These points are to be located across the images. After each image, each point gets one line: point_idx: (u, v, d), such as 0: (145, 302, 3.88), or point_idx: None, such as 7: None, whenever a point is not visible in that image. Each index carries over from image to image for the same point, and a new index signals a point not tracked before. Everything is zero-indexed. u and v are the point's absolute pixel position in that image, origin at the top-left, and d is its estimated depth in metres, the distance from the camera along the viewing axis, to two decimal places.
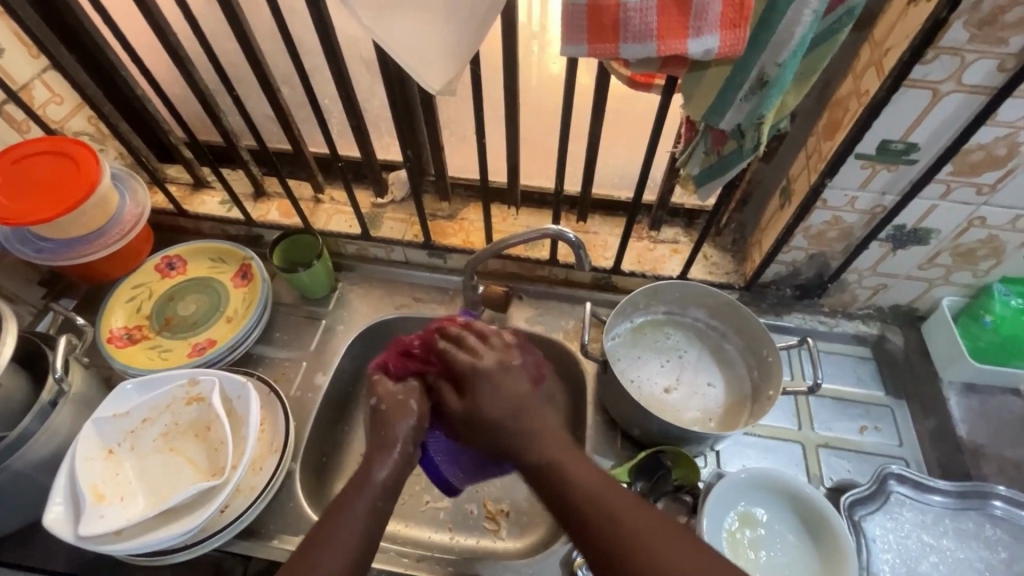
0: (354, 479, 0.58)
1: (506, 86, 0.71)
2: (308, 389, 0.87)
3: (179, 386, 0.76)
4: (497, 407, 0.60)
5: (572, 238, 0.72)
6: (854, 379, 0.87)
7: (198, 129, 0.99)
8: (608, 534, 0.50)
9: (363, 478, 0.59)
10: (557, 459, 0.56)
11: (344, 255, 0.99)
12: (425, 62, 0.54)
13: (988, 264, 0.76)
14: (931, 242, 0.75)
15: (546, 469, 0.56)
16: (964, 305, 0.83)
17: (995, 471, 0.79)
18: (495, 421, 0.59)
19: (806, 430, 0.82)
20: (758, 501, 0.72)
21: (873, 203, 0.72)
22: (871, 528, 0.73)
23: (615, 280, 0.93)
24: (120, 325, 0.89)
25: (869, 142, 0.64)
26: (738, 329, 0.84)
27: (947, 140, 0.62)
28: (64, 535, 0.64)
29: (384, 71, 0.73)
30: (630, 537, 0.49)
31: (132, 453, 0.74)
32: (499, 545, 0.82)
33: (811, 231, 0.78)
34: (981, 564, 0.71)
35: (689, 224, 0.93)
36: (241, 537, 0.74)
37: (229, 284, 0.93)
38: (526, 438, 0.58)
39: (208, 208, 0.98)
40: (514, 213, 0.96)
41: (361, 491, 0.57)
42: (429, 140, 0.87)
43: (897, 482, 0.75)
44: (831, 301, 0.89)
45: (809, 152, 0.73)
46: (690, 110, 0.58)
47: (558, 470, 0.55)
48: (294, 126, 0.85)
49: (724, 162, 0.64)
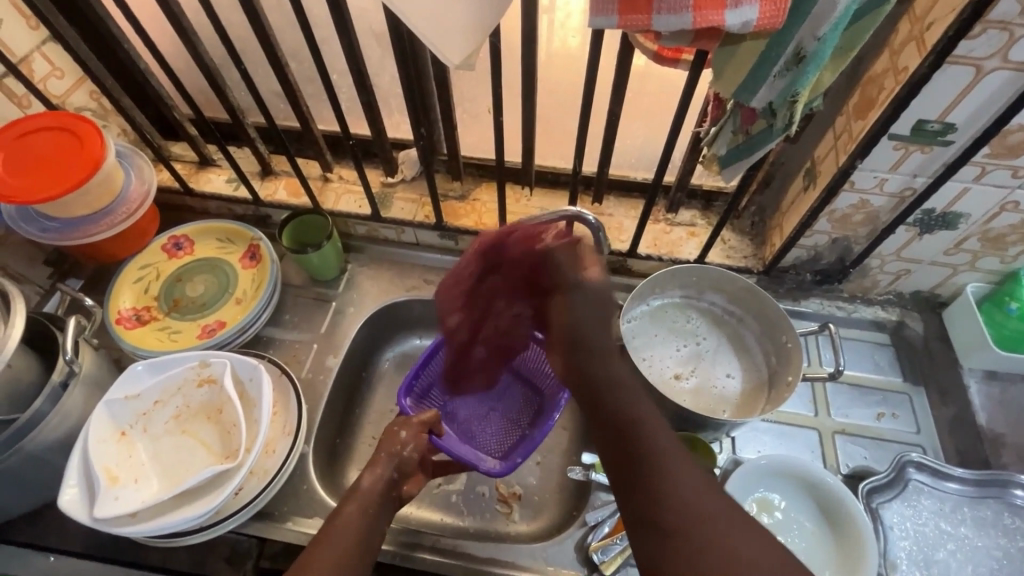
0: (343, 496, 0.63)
1: (524, 64, 0.68)
2: (319, 372, 0.86)
3: (190, 367, 0.75)
4: (577, 302, 0.65)
5: (591, 220, 0.70)
6: (873, 366, 0.85)
7: (203, 106, 0.97)
8: (638, 450, 0.52)
9: (351, 494, 0.63)
10: (624, 392, 0.57)
11: (354, 236, 0.97)
12: (444, 33, 0.51)
13: (1017, 250, 0.74)
14: (960, 227, 0.73)
15: (606, 390, 0.58)
16: (988, 292, 0.81)
17: (1014, 459, 0.78)
18: (580, 325, 0.64)
19: (823, 417, 0.81)
20: (774, 488, 0.72)
21: (902, 186, 0.69)
22: (889, 516, 0.72)
23: (630, 264, 0.91)
24: (127, 306, 0.87)
25: (903, 122, 0.62)
26: (756, 315, 0.82)
27: (987, 120, 0.59)
28: (80, 517, 0.64)
29: (398, 44, 0.70)
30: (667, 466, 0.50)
31: (145, 435, 0.73)
32: (511, 528, 0.82)
33: (836, 214, 0.75)
34: (998, 553, 0.70)
35: (707, 206, 0.91)
36: (255, 519, 0.74)
37: (237, 265, 0.91)
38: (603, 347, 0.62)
39: (214, 186, 0.96)
40: (527, 194, 0.92)
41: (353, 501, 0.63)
42: (442, 116, 0.84)
43: (916, 470, 0.74)
44: (850, 286, 0.87)
45: (837, 133, 0.70)
46: (720, 86, 0.56)
47: (628, 411, 0.55)
48: (302, 102, 0.83)
49: (752, 143, 0.61)
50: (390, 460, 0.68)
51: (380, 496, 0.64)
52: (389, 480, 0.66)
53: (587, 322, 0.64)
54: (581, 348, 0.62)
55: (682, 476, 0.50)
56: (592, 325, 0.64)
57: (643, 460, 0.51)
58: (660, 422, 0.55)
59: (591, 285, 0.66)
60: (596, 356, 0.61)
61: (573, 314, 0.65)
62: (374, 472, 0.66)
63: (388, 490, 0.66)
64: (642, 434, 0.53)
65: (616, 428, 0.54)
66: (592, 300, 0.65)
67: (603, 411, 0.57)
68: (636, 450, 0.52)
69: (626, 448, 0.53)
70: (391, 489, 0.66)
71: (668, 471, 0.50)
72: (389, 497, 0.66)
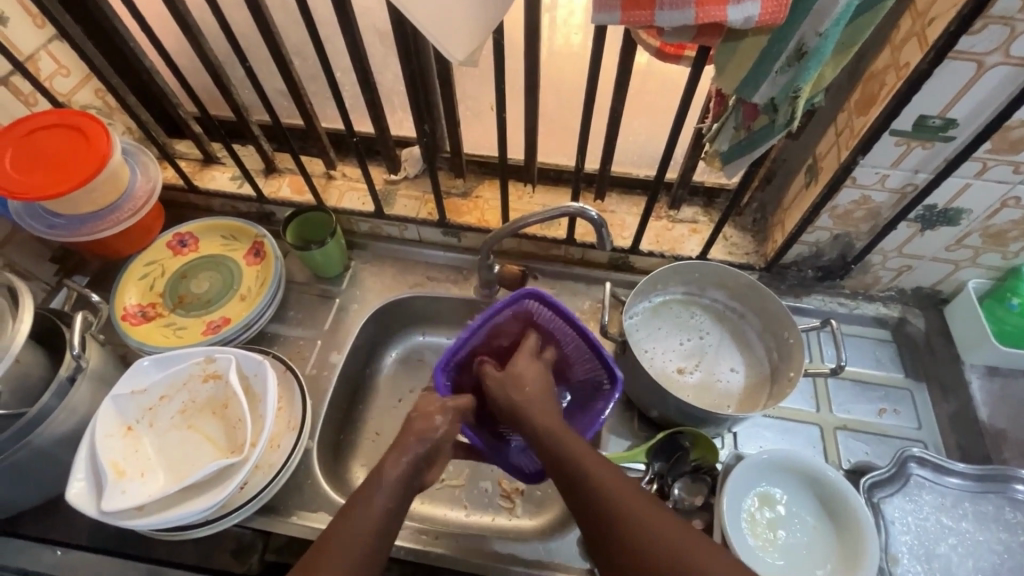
0: (367, 483, 0.60)
1: (527, 61, 0.69)
2: (323, 367, 0.87)
3: (196, 363, 0.76)
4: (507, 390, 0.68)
5: (594, 217, 0.71)
6: (874, 362, 0.86)
7: (208, 104, 0.97)
8: (604, 510, 0.55)
9: (375, 482, 0.60)
10: (574, 449, 0.60)
11: (357, 233, 0.98)
12: (448, 30, 0.52)
13: (1018, 246, 0.74)
14: (961, 223, 0.73)
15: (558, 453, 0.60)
16: (990, 288, 0.81)
17: (1015, 455, 0.78)
18: (521, 406, 0.67)
19: (824, 413, 0.82)
20: (776, 482, 0.72)
21: (904, 182, 0.70)
22: (890, 511, 0.73)
23: (632, 260, 0.91)
24: (133, 302, 0.88)
25: (904, 118, 0.62)
26: (758, 311, 0.83)
27: (988, 116, 0.60)
28: (88, 510, 0.65)
29: (401, 41, 0.71)
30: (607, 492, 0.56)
31: (151, 430, 0.74)
32: (513, 523, 0.83)
33: (837, 210, 0.76)
34: (999, 547, 0.70)
35: (709, 203, 0.91)
36: (260, 513, 0.75)
37: (242, 262, 0.92)
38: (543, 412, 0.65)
39: (218, 183, 0.96)
40: (530, 191, 0.92)
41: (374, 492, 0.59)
42: (444, 113, 0.85)
43: (917, 465, 0.74)
44: (852, 283, 0.88)
45: (839, 129, 0.70)
46: (722, 82, 0.56)
47: (565, 453, 0.60)
48: (306, 100, 0.83)
49: (754, 139, 0.62)
50: (416, 444, 0.64)
51: (402, 481, 0.61)
52: (413, 466, 0.63)
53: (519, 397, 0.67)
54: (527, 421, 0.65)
55: (649, 526, 0.52)
56: (529, 403, 0.66)
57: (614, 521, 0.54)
58: (591, 456, 0.60)
59: (519, 367, 0.70)
60: (540, 418, 0.64)
61: (509, 402, 0.68)
62: (400, 457, 0.62)
63: (411, 477, 0.62)
64: (604, 493, 0.56)
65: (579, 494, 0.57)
66: (519, 376, 0.69)
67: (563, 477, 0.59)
68: (603, 511, 0.55)
69: (595, 512, 0.55)
70: (413, 476, 0.63)
71: (633, 525, 0.53)
72: (411, 484, 0.62)
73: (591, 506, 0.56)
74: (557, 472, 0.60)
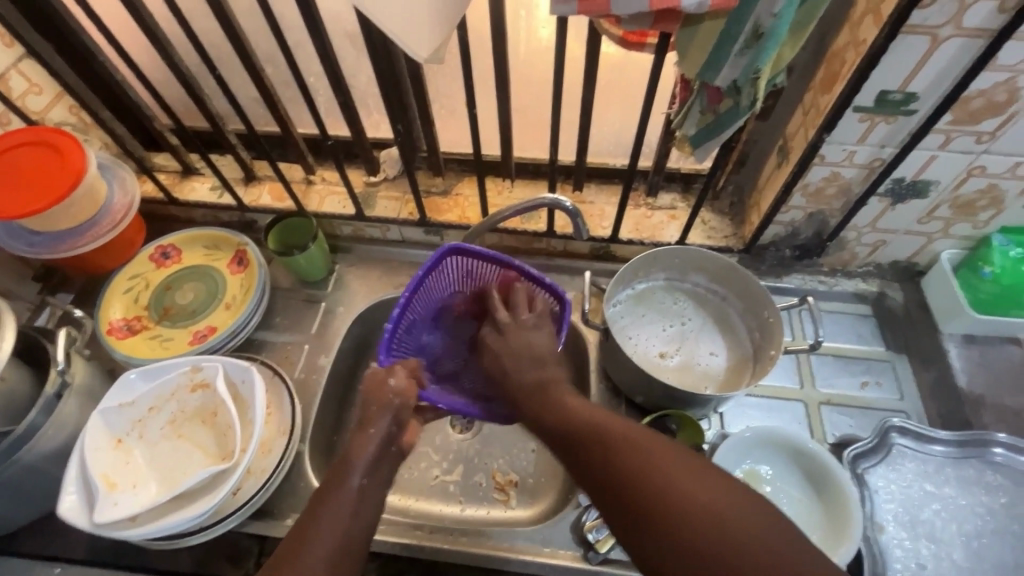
0: (337, 467, 0.59)
1: (495, 56, 0.69)
2: (312, 371, 0.87)
3: (182, 373, 0.76)
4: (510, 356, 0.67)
5: (568, 207, 0.72)
6: (855, 337, 0.87)
7: (182, 115, 0.97)
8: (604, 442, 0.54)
9: (346, 465, 0.59)
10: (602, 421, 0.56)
11: (340, 237, 0.98)
12: (411, 29, 0.53)
13: (988, 215, 0.76)
14: (930, 194, 0.74)
15: (578, 425, 0.57)
16: (963, 258, 0.83)
17: (995, 419, 0.80)
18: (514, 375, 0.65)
19: (808, 389, 0.83)
20: (762, 459, 0.73)
21: (871, 157, 0.71)
22: (874, 480, 0.74)
23: (613, 249, 0.92)
24: (118, 317, 0.88)
25: (866, 93, 0.63)
26: (738, 292, 0.84)
27: (946, 88, 0.61)
28: (80, 523, 0.65)
29: (369, 43, 0.71)
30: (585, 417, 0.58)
31: (141, 441, 0.74)
32: (509, 514, 0.83)
33: (809, 188, 0.77)
34: (982, 510, 0.72)
35: (686, 189, 0.92)
36: (255, 518, 0.75)
37: (225, 271, 0.92)
38: (554, 386, 0.63)
39: (199, 194, 0.97)
40: (509, 186, 0.93)
41: (347, 477, 0.58)
42: (418, 113, 0.85)
43: (899, 435, 0.75)
44: (830, 260, 0.89)
45: (806, 108, 0.71)
46: (684, 67, 0.57)
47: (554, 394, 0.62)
48: (280, 106, 0.83)
49: (720, 122, 0.62)
50: (384, 417, 0.63)
51: (373, 459, 0.60)
52: (386, 438, 0.62)
53: (533, 371, 0.64)
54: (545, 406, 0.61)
55: (628, 445, 0.53)
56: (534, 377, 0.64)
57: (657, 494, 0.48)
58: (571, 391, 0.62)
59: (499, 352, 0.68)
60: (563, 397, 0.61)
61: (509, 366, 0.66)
62: (369, 436, 0.61)
63: (387, 444, 0.62)
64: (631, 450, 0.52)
65: (602, 462, 0.53)
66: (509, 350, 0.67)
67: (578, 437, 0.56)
68: (634, 471, 0.51)
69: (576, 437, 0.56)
70: (387, 449, 0.62)
71: (685, 493, 0.48)
72: (386, 458, 0.62)
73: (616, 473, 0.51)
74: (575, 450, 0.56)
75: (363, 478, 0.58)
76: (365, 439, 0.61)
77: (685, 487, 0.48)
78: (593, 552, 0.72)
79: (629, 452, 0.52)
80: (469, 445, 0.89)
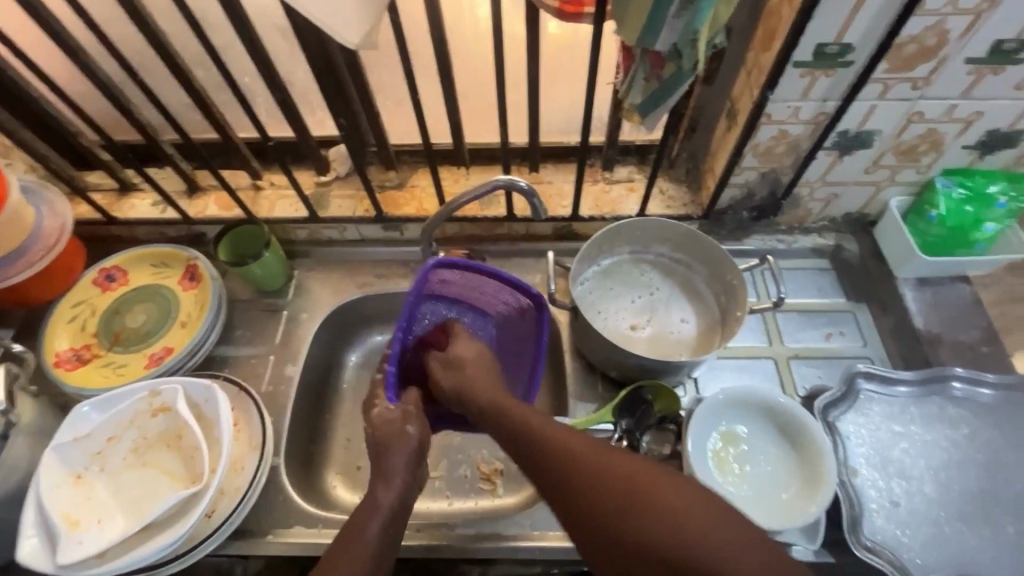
0: (361, 509, 0.57)
1: (433, 40, 0.67)
2: (279, 382, 0.84)
3: (140, 399, 0.72)
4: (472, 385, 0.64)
5: (524, 187, 0.71)
6: (817, 291, 0.89)
7: (113, 129, 0.92)
8: (575, 463, 0.50)
9: (370, 508, 0.58)
10: (576, 443, 0.51)
11: (296, 241, 0.95)
12: (336, 14, 0.50)
13: (930, 159, 0.78)
14: (875, 144, 0.76)
15: (551, 450, 0.52)
16: (911, 203, 0.85)
17: (951, 355, 0.82)
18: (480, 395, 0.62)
19: (776, 345, 0.85)
20: (738, 420, 0.75)
21: (815, 111, 0.72)
22: (845, 427, 0.76)
23: (575, 227, 0.91)
24: (65, 347, 0.84)
25: (804, 48, 0.64)
26: (701, 258, 0.84)
27: (880, 37, 0.62)
28: (44, 567, 0.62)
29: (299, 35, 0.68)
30: (555, 436, 0.53)
31: (103, 474, 0.71)
32: (498, 503, 0.83)
33: (759, 148, 0.77)
34: (946, 443, 0.75)
35: (642, 160, 0.92)
36: (235, 538, 0.73)
37: (177, 288, 0.88)
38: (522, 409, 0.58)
39: (140, 211, 0.92)
40: (465, 173, 0.91)
41: (371, 517, 0.57)
42: (362, 107, 0.82)
43: (865, 380, 0.78)
44: (787, 218, 0.90)
45: (749, 69, 0.72)
46: (624, 34, 0.56)
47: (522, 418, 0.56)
48: (215, 111, 0.79)
49: (665, 88, 0.62)
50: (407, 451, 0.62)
51: (396, 506, 0.58)
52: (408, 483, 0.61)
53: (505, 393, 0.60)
54: (513, 428, 0.56)
55: (600, 463, 0.49)
56: (507, 400, 0.59)
57: (634, 516, 0.44)
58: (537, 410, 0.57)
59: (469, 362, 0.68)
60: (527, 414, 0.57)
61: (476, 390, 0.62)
62: (391, 483, 0.60)
63: (408, 491, 0.60)
64: (607, 470, 0.48)
65: (580, 491, 0.48)
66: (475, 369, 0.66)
67: (547, 460, 0.52)
68: (617, 499, 0.46)
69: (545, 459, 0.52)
70: (409, 492, 0.61)
71: (661, 510, 0.44)
72: (406, 501, 0.60)
73: (589, 494, 0.47)
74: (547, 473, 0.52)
75: (384, 526, 0.56)
76: (390, 478, 0.60)
77: (660, 503, 0.44)
78: None
79: (602, 472, 0.48)
80: (450, 438, 0.88)
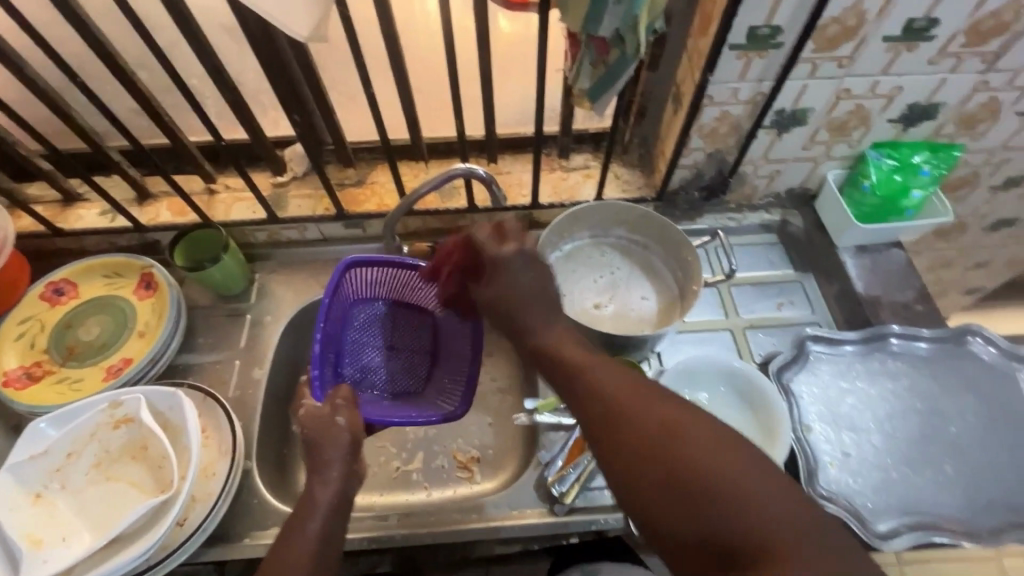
0: (300, 506, 0.57)
1: (384, 33, 0.68)
2: (247, 386, 0.83)
3: (99, 412, 0.70)
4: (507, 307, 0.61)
5: (482, 174, 0.73)
6: (767, 264, 0.94)
7: (53, 138, 0.89)
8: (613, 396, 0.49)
9: (308, 506, 0.57)
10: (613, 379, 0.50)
11: (255, 244, 0.93)
12: (283, 7, 0.51)
13: (859, 133, 0.84)
14: (809, 121, 0.81)
15: (586, 381, 0.52)
16: (846, 176, 0.91)
17: (891, 315, 0.88)
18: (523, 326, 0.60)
19: (733, 317, 0.89)
20: (699, 388, 0.78)
21: (753, 92, 0.76)
22: (798, 388, 0.80)
23: (536, 215, 0.93)
24: (14, 366, 0.80)
25: (738, 31, 0.68)
26: (656, 238, 0.88)
27: (805, 19, 0.67)
28: None
29: (247, 32, 0.68)
30: (593, 370, 0.53)
31: (64, 492, 0.68)
32: (476, 489, 0.84)
33: (704, 129, 0.81)
34: (889, 395, 0.80)
35: (596, 147, 0.95)
36: (209, 546, 0.71)
37: (133, 298, 0.85)
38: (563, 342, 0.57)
39: (87, 221, 0.88)
40: (424, 167, 0.92)
41: (312, 514, 0.57)
42: (315, 105, 0.82)
43: (813, 342, 0.83)
44: (735, 197, 0.95)
45: (689, 54, 0.75)
46: (568, 21, 0.59)
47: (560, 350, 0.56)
48: (164, 113, 0.77)
49: (611, 72, 0.64)
50: (343, 444, 0.62)
51: (336, 501, 0.59)
52: (348, 475, 0.61)
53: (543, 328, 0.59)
54: (547, 359, 0.56)
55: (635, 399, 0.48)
56: (544, 329, 0.59)
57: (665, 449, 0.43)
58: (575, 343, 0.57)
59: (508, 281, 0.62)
60: (566, 350, 0.56)
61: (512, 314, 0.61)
62: (328, 478, 0.60)
63: (349, 483, 0.61)
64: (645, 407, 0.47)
65: (615, 421, 0.47)
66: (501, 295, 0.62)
67: (583, 389, 0.51)
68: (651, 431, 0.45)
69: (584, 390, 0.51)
70: (351, 484, 0.61)
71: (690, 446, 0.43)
72: (349, 493, 0.60)
73: (624, 423, 0.47)
74: (578, 407, 0.51)
75: (322, 521, 0.57)
76: (325, 473, 0.60)
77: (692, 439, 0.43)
78: (559, 505, 0.73)
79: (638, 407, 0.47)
80: (425, 431, 0.88)
